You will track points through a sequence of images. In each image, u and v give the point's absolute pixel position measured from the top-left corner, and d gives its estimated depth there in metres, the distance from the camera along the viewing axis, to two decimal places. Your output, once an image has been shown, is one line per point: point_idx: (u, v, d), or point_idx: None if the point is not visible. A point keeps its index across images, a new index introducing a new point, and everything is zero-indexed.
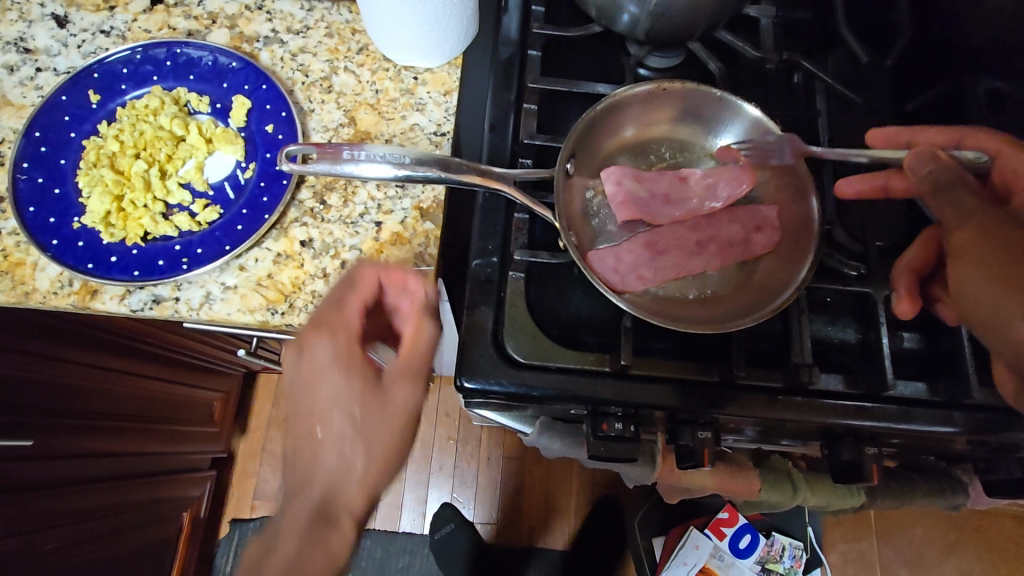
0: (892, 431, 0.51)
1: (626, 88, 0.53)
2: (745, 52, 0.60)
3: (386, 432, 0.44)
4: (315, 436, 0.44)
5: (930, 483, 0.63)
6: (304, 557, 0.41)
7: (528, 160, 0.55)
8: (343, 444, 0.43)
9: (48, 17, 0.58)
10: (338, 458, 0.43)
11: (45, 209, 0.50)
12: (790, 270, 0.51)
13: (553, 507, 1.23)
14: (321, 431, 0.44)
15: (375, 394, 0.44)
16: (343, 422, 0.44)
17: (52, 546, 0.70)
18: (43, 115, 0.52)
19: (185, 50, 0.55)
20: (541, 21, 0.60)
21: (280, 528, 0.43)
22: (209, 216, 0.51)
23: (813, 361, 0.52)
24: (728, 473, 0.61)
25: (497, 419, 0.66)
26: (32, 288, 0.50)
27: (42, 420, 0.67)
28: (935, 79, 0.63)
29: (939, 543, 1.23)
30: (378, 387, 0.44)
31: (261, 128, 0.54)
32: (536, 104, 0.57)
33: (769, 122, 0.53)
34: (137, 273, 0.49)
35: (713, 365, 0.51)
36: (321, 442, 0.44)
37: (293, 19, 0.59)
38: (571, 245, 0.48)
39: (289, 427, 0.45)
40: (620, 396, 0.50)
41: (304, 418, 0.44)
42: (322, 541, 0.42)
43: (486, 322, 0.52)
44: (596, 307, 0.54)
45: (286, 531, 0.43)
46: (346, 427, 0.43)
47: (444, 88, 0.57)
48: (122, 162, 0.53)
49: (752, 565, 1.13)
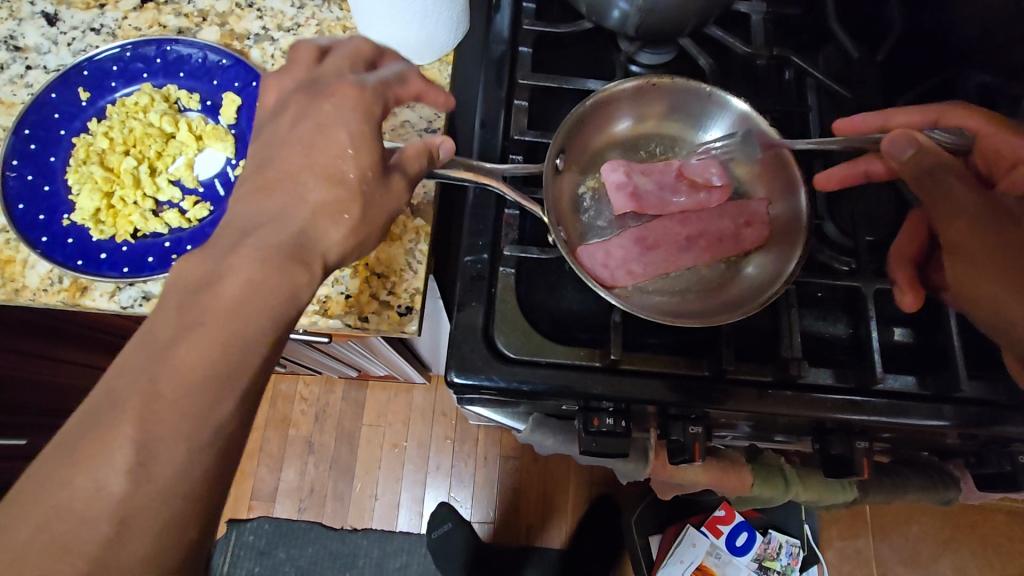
0: (882, 425, 0.51)
1: (616, 83, 0.52)
2: (736, 48, 0.60)
3: (364, 178, 0.43)
4: (299, 161, 0.43)
5: (923, 478, 0.63)
6: (268, 286, 0.38)
7: (518, 156, 0.56)
8: (339, 152, 0.43)
9: (38, 15, 0.58)
10: (323, 183, 0.42)
11: (35, 206, 0.50)
12: (779, 264, 0.51)
13: (551, 506, 1.24)
14: (302, 131, 0.44)
15: (344, 215, 0.42)
16: (325, 128, 0.43)
17: None
18: (32, 112, 0.52)
19: (175, 48, 0.55)
20: (532, 17, 0.60)
21: (243, 241, 0.40)
22: (198, 213, 0.51)
23: (802, 356, 0.52)
24: (720, 468, 0.61)
25: (491, 416, 0.66)
26: (22, 285, 0.50)
27: (38, 419, 0.66)
28: (926, 74, 0.63)
29: (934, 539, 1.23)
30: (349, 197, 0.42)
31: (250, 124, 0.54)
32: (526, 101, 0.57)
33: (756, 115, 0.52)
34: (126, 270, 0.49)
35: (703, 360, 0.51)
36: (304, 133, 0.43)
37: (284, 16, 0.59)
38: (560, 240, 0.48)
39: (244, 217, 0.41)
40: (610, 391, 0.50)
41: (279, 135, 0.44)
42: (286, 274, 0.39)
43: (476, 318, 0.52)
44: (587, 302, 0.55)
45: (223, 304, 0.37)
46: (323, 156, 0.43)
47: (435, 84, 0.57)
48: (112, 159, 0.53)
49: (748, 562, 1.13)
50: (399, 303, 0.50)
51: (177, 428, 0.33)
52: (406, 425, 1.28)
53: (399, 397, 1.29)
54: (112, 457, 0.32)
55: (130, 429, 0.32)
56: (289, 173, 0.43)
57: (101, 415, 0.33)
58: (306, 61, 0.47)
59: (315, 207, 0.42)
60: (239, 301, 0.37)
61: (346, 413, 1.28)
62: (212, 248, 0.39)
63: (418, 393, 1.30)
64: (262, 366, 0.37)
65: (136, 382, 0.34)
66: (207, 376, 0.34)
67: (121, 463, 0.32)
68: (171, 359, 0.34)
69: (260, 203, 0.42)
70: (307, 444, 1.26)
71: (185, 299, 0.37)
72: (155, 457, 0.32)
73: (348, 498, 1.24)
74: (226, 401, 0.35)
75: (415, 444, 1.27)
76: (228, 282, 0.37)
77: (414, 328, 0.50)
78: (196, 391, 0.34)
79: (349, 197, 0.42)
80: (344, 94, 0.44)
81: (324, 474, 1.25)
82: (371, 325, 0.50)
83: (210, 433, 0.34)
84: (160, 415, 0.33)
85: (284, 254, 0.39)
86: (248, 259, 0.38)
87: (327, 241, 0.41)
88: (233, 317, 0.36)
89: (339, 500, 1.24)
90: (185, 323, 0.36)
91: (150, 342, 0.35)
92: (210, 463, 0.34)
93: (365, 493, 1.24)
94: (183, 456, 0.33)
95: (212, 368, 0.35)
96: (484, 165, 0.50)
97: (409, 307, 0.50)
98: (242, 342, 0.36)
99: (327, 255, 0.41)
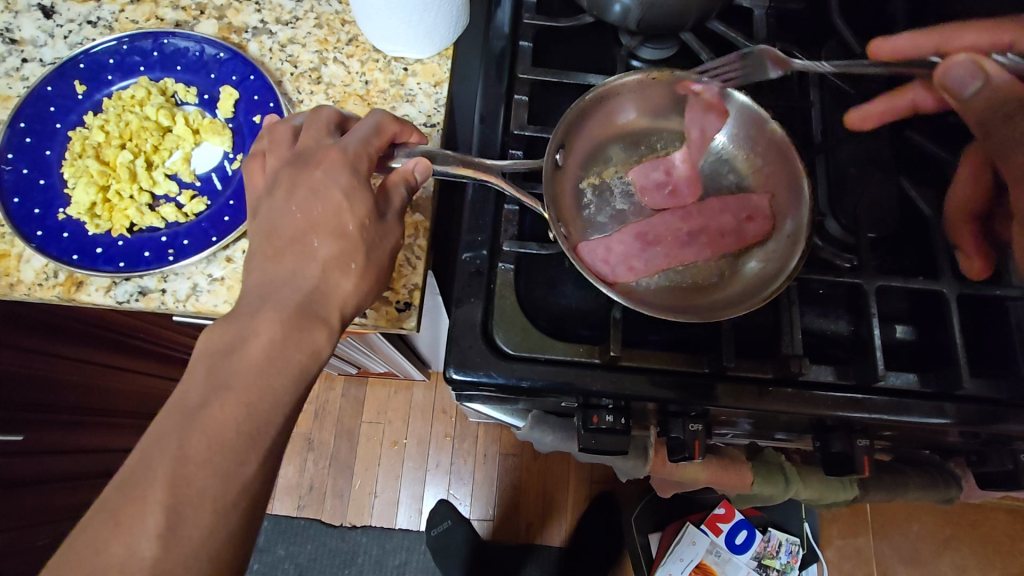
0: (884, 423, 0.51)
1: (616, 78, 0.52)
2: (738, 43, 0.59)
3: (365, 227, 0.43)
4: (301, 224, 0.42)
5: (923, 476, 0.63)
6: (288, 346, 0.38)
7: (518, 151, 0.55)
8: (335, 209, 0.42)
9: (35, 7, 0.58)
10: (328, 239, 0.42)
11: (30, 200, 0.50)
12: (782, 258, 0.51)
13: (551, 503, 1.24)
14: (298, 199, 0.43)
15: (345, 270, 0.42)
16: (319, 193, 0.42)
17: (44, 542, 0.69)
18: (28, 106, 0.52)
19: (172, 41, 0.55)
20: (532, 11, 0.59)
21: (262, 306, 0.40)
22: (196, 207, 0.51)
23: (804, 353, 0.51)
24: (720, 466, 0.60)
25: (490, 413, 0.66)
26: (17, 279, 0.50)
27: (33, 415, 0.64)
28: None
29: (934, 538, 1.23)
30: (355, 251, 0.42)
31: (248, 119, 0.53)
32: (527, 95, 0.56)
33: (758, 108, 0.53)
34: (122, 264, 0.48)
35: (703, 356, 0.51)
36: (300, 200, 0.43)
37: (282, 10, 0.58)
38: (561, 236, 0.48)
39: (264, 266, 0.42)
40: (609, 388, 0.49)
41: (275, 209, 0.43)
42: (304, 334, 0.39)
43: (475, 315, 0.51)
44: (587, 298, 0.54)
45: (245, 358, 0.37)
46: (321, 214, 0.42)
47: (434, 79, 0.57)
48: (108, 153, 0.52)
49: (748, 561, 1.13)
50: (397, 300, 0.50)
51: (209, 491, 0.34)
52: (406, 421, 1.27)
53: (399, 394, 1.29)
54: (147, 521, 0.32)
55: (163, 493, 0.33)
56: (295, 236, 0.42)
57: (137, 478, 0.33)
58: (290, 135, 0.47)
59: (324, 263, 0.41)
60: (261, 362, 0.37)
61: (346, 410, 1.27)
62: (230, 315, 0.39)
63: (417, 390, 1.29)
64: (285, 424, 0.38)
65: (166, 450, 0.34)
66: (235, 440, 0.35)
67: (155, 526, 0.32)
68: (199, 425, 0.35)
69: (272, 271, 0.41)
70: (307, 441, 1.26)
71: (211, 363, 0.37)
72: (185, 517, 0.33)
73: (348, 496, 1.23)
74: (252, 461, 0.36)
75: (415, 441, 1.26)
76: (250, 344, 0.38)
77: (412, 325, 0.50)
78: (226, 457, 0.35)
79: (353, 248, 0.42)
80: (332, 160, 0.43)
81: (324, 472, 1.25)
82: (369, 321, 0.50)
83: (238, 489, 0.35)
84: (192, 480, 0.34)
85: (300, 313, 0.40)
86: (269, 321, 0.39)
87: (338, 292, 0.41)
88: (256, 379, 0.37)
89: (339, 498, 1.23)
90: (211, 385, 0.36)
91: (179, 408, 0.36)
92: (238, 518, 0.35)
93: (364, 490, 1.24)
94: (211, 515, 0.34)
95: (240, 430, 0.36)
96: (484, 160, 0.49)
97: (408, 303, 0.50)
98: (266, 402, 0.37)
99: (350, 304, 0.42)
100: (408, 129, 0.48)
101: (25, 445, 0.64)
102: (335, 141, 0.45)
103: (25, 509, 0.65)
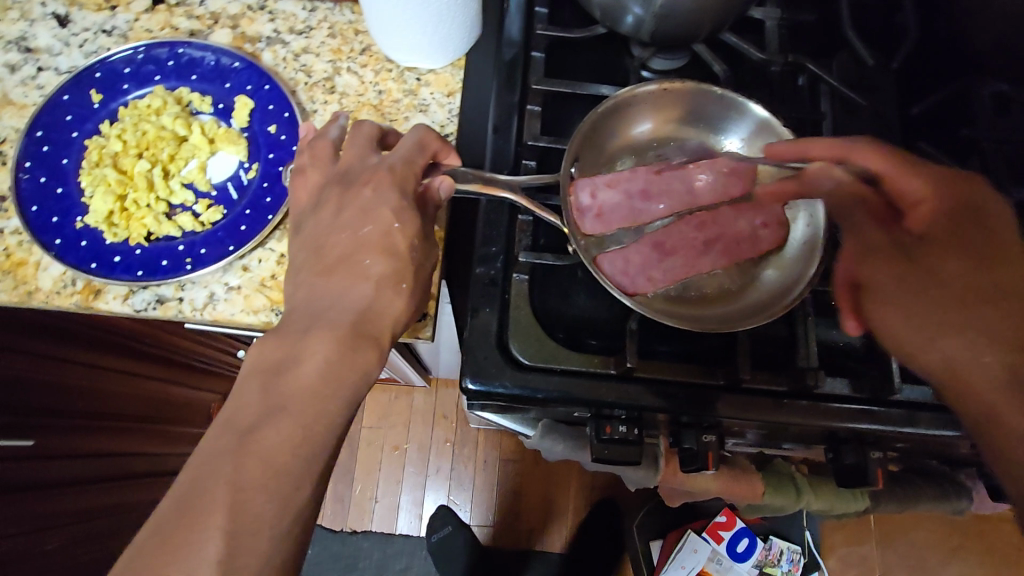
0: (898, 435, 0.51)
1: (631, 89, 0.53)
2: (751, 54, 0.59)
3: (414, 246, 0.43)
4: (350, 243, 0.42)
5: (934, 487, 0.62)
6: (343, 366, 0.38)
7: (532, 162, 0.55)
8: (385, 228, 0.42)
9: (50, 16, 0.58)
10: (378, 257, 0.42)
11: (47, 208, 0.50)
12: (800, 267, 0.52)
13: (554, 509, 1.23)
14: (346, 218, 0.43)
15: (381, 283, 0.41)
16: (369, 212, 0.43)
17: (58, 547, 0.68)
18: (45, 115, 0.52)
19: (187, 50, 0.55)
20: (545, 22, 0.60)
21: (314, 324, 0.39)
22: (212, 216, 0.51)
23: (819, 365, 0.51)
24: (732, 476, 0.60)
25: (499, 421, 0.66)
26: (34, 287, 0.50)
27: (42, 420, 0.64)
28: (941, 80, 0.63)
29: (940, 546, 1.23)
30: (389, 264, 0.42)
31: (263, 128, 0.53)
32: (539, 106, 0.57)
33: (775, 120, 0.53)
34: (140, 273, 0.49)
35: (718, 369, 0.51)
36: (348, 219, 0.43)
37: (295, 19, 0.58)
38: (580, 249, 0.49)
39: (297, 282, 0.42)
40: (624, 398, 0.50)
41: (322, 228, 0.43)
42: (357, 353, 0.39)
43: (490, 324, 0.51)
44: (601, 309, 0.54)
45: (282, 371, 0.38)
46: (370, 233, 0.42)
47: (448, 89, 0.57)
48: (125, 161, 0.52)
49: (750, 569, 1.13)
50: None
51: (264, 517, 0.34)
52: (410, 427, 1.27)
53: (403, 400, 1.28)
54: (205, 548, 0.33)
55: (222, 518, 0.33)
56: (344, 255, 0.42)
57: (194, 502, 0.33)
58: (331, 157, 0.47)
59: (377, 281, 0.41)
60: (316, 383, 0.37)
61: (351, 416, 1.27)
62: (284, 332, 0.39)
63: (421, 396, 1.29)
64: (337, 446, 0.38)
65: (221, 473, 0.34)
66: (291, 463, 0.35)
67: (214, 555, 0.33)
68: (254, 448, 0.35)
69: (317, 289, 0.41)
70: None
71: (265, 381, 0.37)
72: (242, 545, 0.33)
73: (353, 501, 1.23)
74: (307, 485, 0.36)
75: (419, 447, 1.26)
76: (305, 363, 0.38)
77: (428, 334, 0.50)
78: (282, 481, 0.35)
79: (404, 266, 0.42)
80: (381, 179, 0.44)
81: (329, 477, 1.24)
82: None
83: (293, 514, 0.35)
84: (249, 504, 0.34)
85: (353, 332, 0.39)
86: (322, 339, 0.39)
87: (390, 310, 0.41)
88: (311, 401, 0.37)
89: (344, 503, 1.23)
90: (266, 407, 0.36)
91: (231, 428, 0.36)
92: (291, 544, 0.35)
93: (369, 496, 1.23)
94: (267, 542, 0.34)
95: (279, 449, 0.35)
96: (499, 176, 0.49)
97: (424, 313, 0.50)
98: (322, 423, 0.37)
99: (377, 317, 0.41)
100: (448, 149, 0.48)
101: (35, 449, 0.63)
102: (380, 160, 0.46)
103: (36, 515, 0.64)
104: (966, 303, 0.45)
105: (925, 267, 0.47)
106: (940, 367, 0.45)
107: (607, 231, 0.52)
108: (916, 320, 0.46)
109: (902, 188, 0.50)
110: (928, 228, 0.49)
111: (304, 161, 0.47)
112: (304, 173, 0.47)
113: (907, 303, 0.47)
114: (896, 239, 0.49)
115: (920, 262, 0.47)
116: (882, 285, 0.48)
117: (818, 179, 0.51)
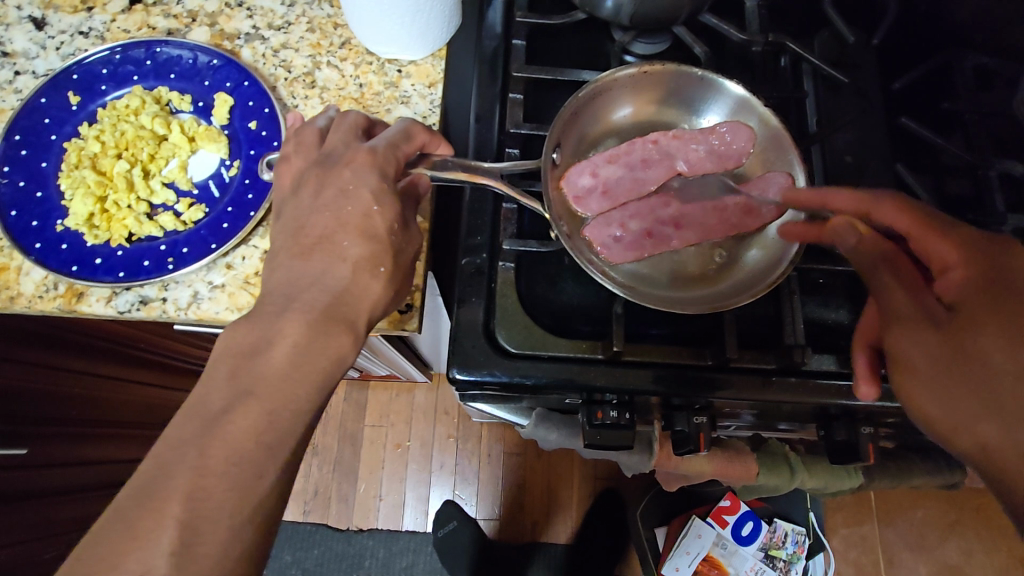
0: (888, 410, 0.51)
1: (610, 73, 0.52)
2: (730, 35, 0.59)
3: (393, 229, 0.43)
4: (330, 223, 0.42)
5: (927, 462, 0.62)
6: (314, 350, 0.38)
7: (515, 150, 0.55)
8: (364, 209, 0.42)
9: (25, 19, 0.57)
10: (357, 240, 0.42)
11: (27, 213, 0.50)
12: (781, 247, 0.52)
13: (557, 500, 1.23)
14: (327, 199, 0.43)
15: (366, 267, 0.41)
16: (349, 193, 0.42)
17: (51, 555, 0.69)
18: (22, 118, 0.52)
19: (165, 49, 0.55)
20: (524, 9, 0.60)
21: (287, 307, 0.39)
22: (194, 215, 0.51)
23: (805, 342, 0.52)
24: (725, 458, 0.60)
25: (494, 413, 0.66)
26: (16, 292, 0.50)
27: (36, 428, 0.64)
28: (922, 56, 0.63)
29: (939, 523, 1.23)
30: (372, 252, 0.42)
31: (244, 125, 0.53)
32: (521, 94, 0.57)
33: (754, 99, 0.53)
34: (122, 274, 0.49)
35: (705, 350, 0.51)
36: (329, 200, 0.43)
37: (274, 15, 0.58)
38: (563, 235, 0.48)
39: (277, 270, 0.41)
40: (613, 382, 0.50)
41: (303, 210, 0.43)
42: (331, 338, 0.39)
43: (476, 314, 0.51)
44: (586, 294, 0.54)
45: (260, 359, 0.37)
46: (351, 214, 0.42)
47: (429, 80, 0.56)
48: (104, 163, 0.52)
49: (754, 552, 1.14)
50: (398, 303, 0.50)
51: (227, 506, 0.34)
52: (409, 424, 1.27)
53: (402, 397, 1.29)
54: (164, 536, 0.32)
55: (181, 507, 0.33)
56: (323, 236, 0.42)
57: (154, 490, 0.33)
58: (318, 144, 0.46)
59: (354, 263, 0.41)
60: (286, 367, 0.37)
61: (349, 415, 1.27)
62: (256, 315, 0.39)
63: (420, 393, 1.29)
64: (306, 432, 0.38)
65: (186, 459, 0.34)
66: (256, 450, 0.35)
67: (168, 544, 0.32)
68: (219, 433, 0.35)
69: (298, 268, 0.41)
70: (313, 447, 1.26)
71: (236, 365, 0.37)
72: (203, 532, 0.33)
73: (354, 500, 1.23)
74: (271, 473, 0.36)
75: (420, 443, 1.26)
76: (276, 346, 0.38)
77: (414, 326, 0.50)
78: (247, 466, 0.35)
79: (383, 249, 0.42)
80: (361, 160, 0.44)
81: (329, 476, 1.24)
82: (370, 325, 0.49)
83: (256, 502, 0.35)
84: (210, 492, 0.34)
85: (327, 315, 0.39)
86: (294, 323, 0.39)
87: (368, 294, 0.41)
88: (280, 386, 0.37)
89: (344, 502, 1.23)
90: (234, 391, 0.36)
91: (201, 413, 0.36)
92: (257, 535, 0.35)
93: (370, 494, 1.23)
94: (230, 528, 0.34)
95: (250, 436, 0.35)
96: (481, 163, 0.49)
97: (409, 305, 0.50)
98: (289, 410, 0.37)
99: (358, 304, 0.41)
100: (438, 140, 0.48)
101: (29, 458, 0.63)
102: (365, 143, 0.45)
103: (28, 523, 0.64)
104: (974, 370, 0.39)
105: (958, 343, 0.40)
106: (973, 448, 0.38)
107: (585, 213, 0.53)
108: (953, 402, 0.39)
109: (931, 252, 0.44)
110: (958, 297, 0.41)
111: (290, 150, 0.47)
112: (289, 160, 0.47)
113: (945, 385, 0.40)
114: (925, 305, 0.42)
115: (961, 342, 0.40)
116: (912, 358, 0.41)
117: (843, 234, 0.46)
